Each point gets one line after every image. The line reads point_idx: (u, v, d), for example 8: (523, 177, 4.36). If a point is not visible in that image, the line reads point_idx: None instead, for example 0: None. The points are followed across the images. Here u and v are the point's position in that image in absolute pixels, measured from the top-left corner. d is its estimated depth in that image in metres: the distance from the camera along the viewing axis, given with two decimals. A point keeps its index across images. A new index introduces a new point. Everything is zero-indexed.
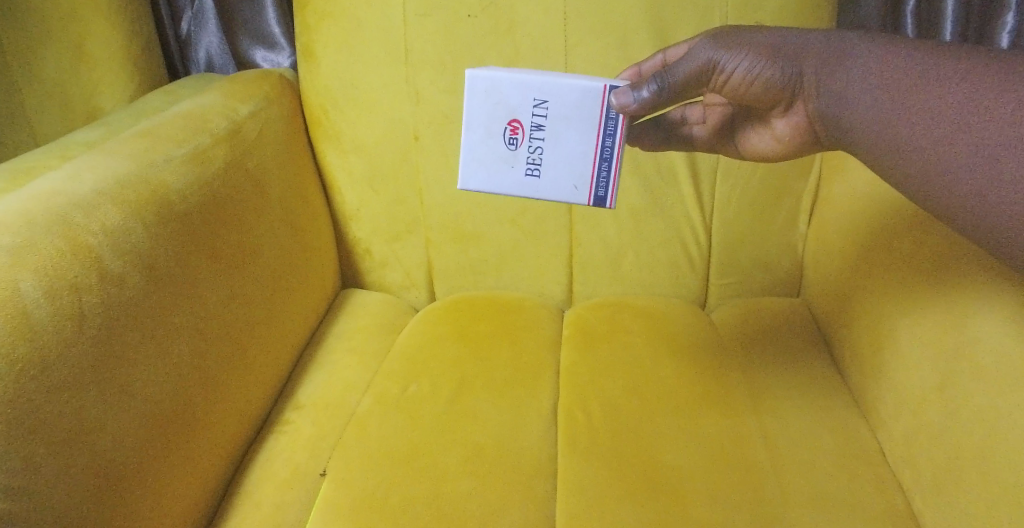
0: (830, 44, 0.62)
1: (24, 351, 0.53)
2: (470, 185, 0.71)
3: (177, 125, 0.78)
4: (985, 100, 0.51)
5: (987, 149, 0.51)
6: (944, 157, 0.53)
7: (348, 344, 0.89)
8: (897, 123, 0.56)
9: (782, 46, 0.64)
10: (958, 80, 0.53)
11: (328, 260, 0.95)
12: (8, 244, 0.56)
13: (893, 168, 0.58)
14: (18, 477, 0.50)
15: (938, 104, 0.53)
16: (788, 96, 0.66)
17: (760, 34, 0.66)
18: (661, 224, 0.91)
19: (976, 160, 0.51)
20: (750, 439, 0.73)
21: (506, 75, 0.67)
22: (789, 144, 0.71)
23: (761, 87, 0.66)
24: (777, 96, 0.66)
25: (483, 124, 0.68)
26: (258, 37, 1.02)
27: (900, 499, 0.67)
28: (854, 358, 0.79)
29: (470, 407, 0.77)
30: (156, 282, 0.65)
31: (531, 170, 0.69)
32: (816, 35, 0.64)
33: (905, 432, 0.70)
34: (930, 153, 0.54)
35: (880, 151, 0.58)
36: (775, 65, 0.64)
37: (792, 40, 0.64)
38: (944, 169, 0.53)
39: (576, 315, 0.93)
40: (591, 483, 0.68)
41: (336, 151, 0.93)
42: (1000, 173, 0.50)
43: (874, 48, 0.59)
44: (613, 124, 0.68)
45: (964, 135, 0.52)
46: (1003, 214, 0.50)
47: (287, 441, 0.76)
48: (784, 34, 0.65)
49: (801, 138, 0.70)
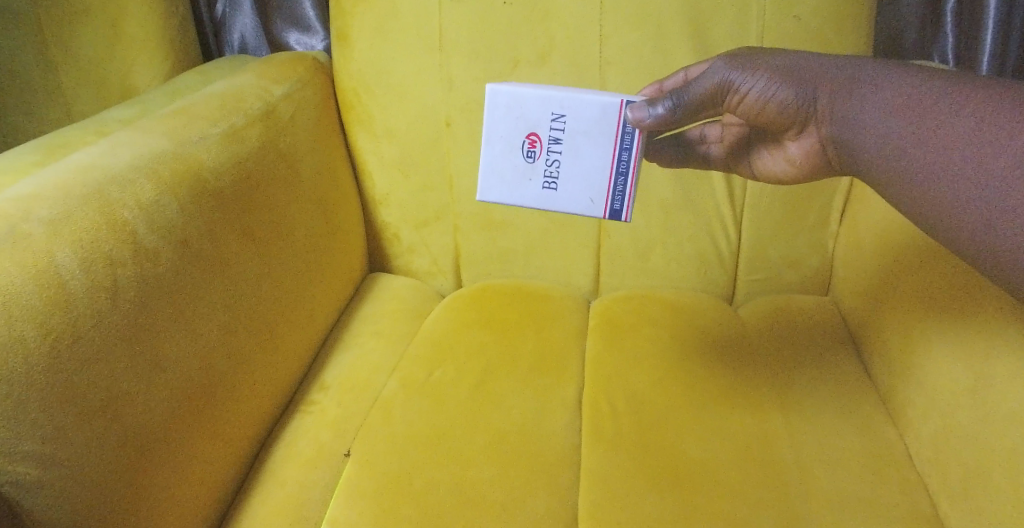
0: (844, 70, 0.62)
1: (61, 320, 0.54)
2: (488, 197, 0.71)
3: (212, 104, 0.78)
4: (992, 135, 0.51)
5: (996, 185, 0.50)
6: (954, 188, 0.52)
7: (374, 327, 0.90)
8: (906, 147, 0.56)
9: (796, 68, 0.64)
10: (970, 108, 0.52)
11: (356, 243, 0.96)
12: (47, 216, 0.57)
13: (904, 194, 0.57)
14: (53, 442, 0.51)
15: (948, 136, 0.53)
16: (801, 119, 0.65)
17: (776, 55, 0.65)
18: (692, 217, 0.91)
19: (982, 192, 0.51)
20: (775, 438, 0.72)
21: (527, 89, 0.68)
22: (802, 166, 0.71)
23: (775, 109, 0.65)
24: (790, 119, 0.66)
25: (503, 137, 0.69)
26: (292, 20, 1.02)
27: (924, 499, 0.66)
28: (883, 357, 0.77)
29: (496, 394, 0.77)
30: (188, 258, 0.66)
31: (548, 183, 0.69)
32: (831, 60, 0.63)
33: (932, 433, 0.69)
34: (940, 179, 0.53)
35: (890, 175, 0.58)
36: (790, 86, 0.64)
37: (809, 62, 0.64)
38: (952, 199, 0.52)
39: (602, 306, 0.92)
40: (614, 474, 0.68)
41: (367, 135, 0.94)
42: (1007, 209, 0.49)
43: (892, 74, 0.59)
44: (629, 139, 0.68)
45: (973, 166, 0.51)
46: (1009, 250, 0.50)
47: (313, 420, 0.76)
48: (799, 57, 0.65)
49: (813, 162, 0.69)
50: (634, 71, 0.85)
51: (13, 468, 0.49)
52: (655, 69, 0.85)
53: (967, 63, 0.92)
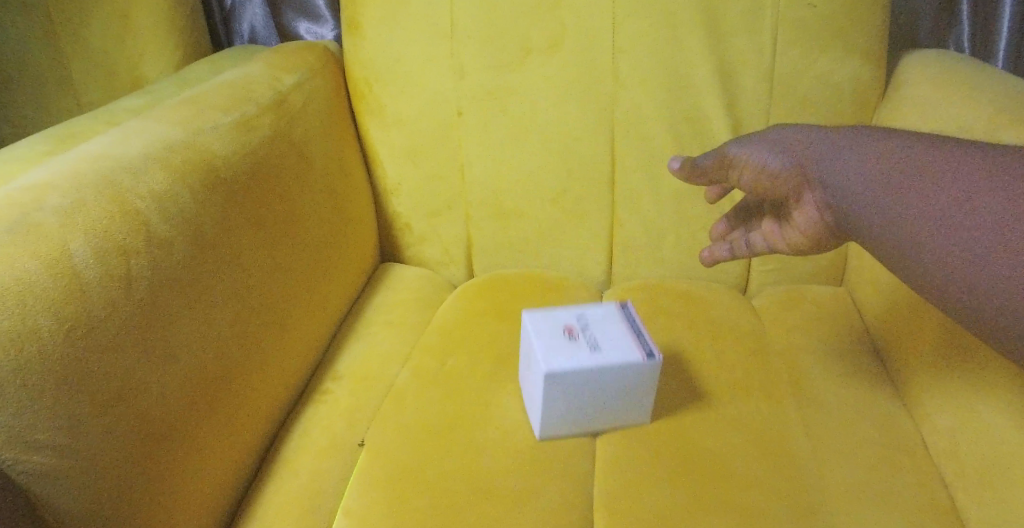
0: (829, 140, 0.62)
1: (74, 308, 0.53)
2: (530, 319, 0.74)
3: (225, 93, 0.78)
4: (980, 201, 0.50)
5: (987, 251, 0.49)
6: (945, 258, 0.51)
7: (386, 317, 0.89)
8: (895, 212, 0.55)
9: (787, 140, 0.65)
10: (965, 175, 0.51)
11: (367, 233, 0.95)
12: (60, 206, 0.57)
13: (894, 260, 0.56)
14: (66, 431, 0.51)
15: (938, 204, 0.52)
16: (794, 188, 0.64)
17: (775, 131, 0.67)
18: (706, 206, 0.90)
19: (974, 260, 0.49)
20: (790, 427, 0.71)
21: None
22: (805, 238, 0.66)
23: (770, 179, 0.66)
24: (785, 189, 0.65)
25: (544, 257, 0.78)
26: (302, 9, 1.02)
27: (942, 491, 0.66)
28: (900, 347, 0.77)
29: (509, 384, 0.76)
30: (200, 247, 0.66)
31: (590, 349, 0.71)
32: (820, 133, 0.63)
33: (951, 425, 0.68)
34: (933, 249, 0.52)
35: (883, 245, 0.56)
36: (779, 156, 0.65)
37: (800, 134, 0.64)
38: (946, 271, 0.51)
39: (614, 296, 0.92)
40: (629, 465, 0.68)
41: (378, 124, 0.93)
42: (1003, 277, 0.48)
43: (881, 142, 0.58)
44: None
45: (962, 234, 0.50)
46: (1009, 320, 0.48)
47: (327, 410, 0.76)
48: (795, 130, 0.66)
49: (814, 233, 0.65)
50: (648, 59, 0.84)
51: (26, 458, 0.49)
52: (668, 57, 0.84)
53: (982, 54, 0.92)
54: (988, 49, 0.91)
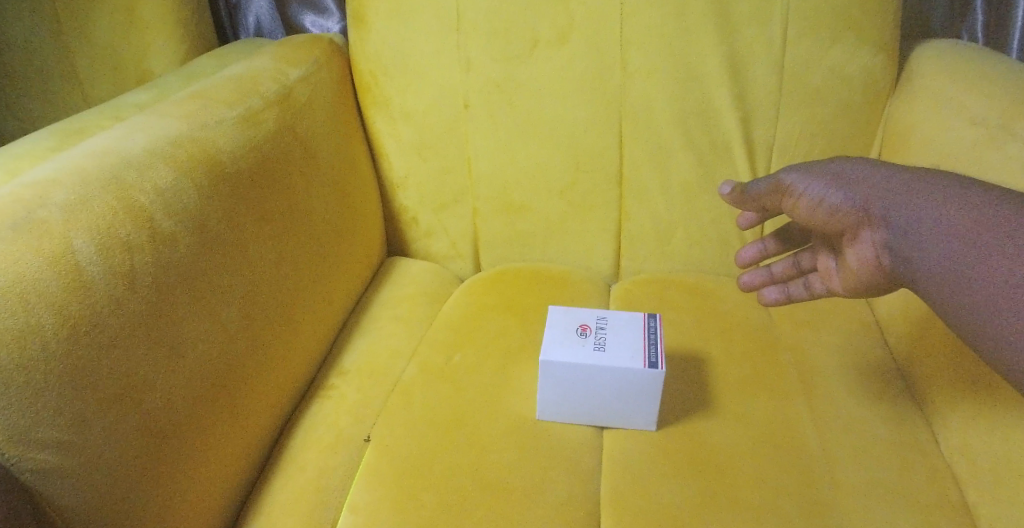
0: (897, 182, 0.59)
1: (78, 305, 0.53)
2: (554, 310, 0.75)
3: (230, 87, 0.78)
4: None
5: None
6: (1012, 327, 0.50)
7: (393, 312, 0.89)
8: (963, 275, 0.53)
9: (850, 176, 0.62)
10: None
11: (374, 227, 0.95)
12: (64, 202, 0.57)
13: (955, 320, 0.54)
14: (70, 429, 0.51)
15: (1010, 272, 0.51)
16: (852, 226, 0.62)
17: (837, 164, 0.65)
18: (714, 200, 0.89)
19: None
20: (799, 423, 0.71)
21: None
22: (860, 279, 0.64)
23: (826, 214, 0.63)
24: (842, 225, 0.62)
25: None
26: (308, 2, 1.01)
27: (954, 490, 0.65)
28: (912, 342, 0.76)
29: (516, 379, 0.76)
30: (204, 244, 0.65)
31: (596, 346, 0.70)
32: (887, 172, 0.61)
33: (964, 422, 0.67)
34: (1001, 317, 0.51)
35: (943, 301, 0.55)
36: (838, 190, 0.62)
37: (865, 170, 0.62)
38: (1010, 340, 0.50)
39: (622, 290, 0.91)
40: (636, 461, 0.67)
41: (384, 118, 0.93)
42: None
43: (954, 193, 0.56)
44: None
45: None
46: None
47: (333, 406, 0.76)
48: (858, 165, 0.63)
49: (869, 275, 0.62)
50: (656, 51, 0.83)
51: (30, 455, 0.49)
52: (677, 49, 0.83)
53: (996, 44, 0.90)
54: (1002, 39, 0.90)
